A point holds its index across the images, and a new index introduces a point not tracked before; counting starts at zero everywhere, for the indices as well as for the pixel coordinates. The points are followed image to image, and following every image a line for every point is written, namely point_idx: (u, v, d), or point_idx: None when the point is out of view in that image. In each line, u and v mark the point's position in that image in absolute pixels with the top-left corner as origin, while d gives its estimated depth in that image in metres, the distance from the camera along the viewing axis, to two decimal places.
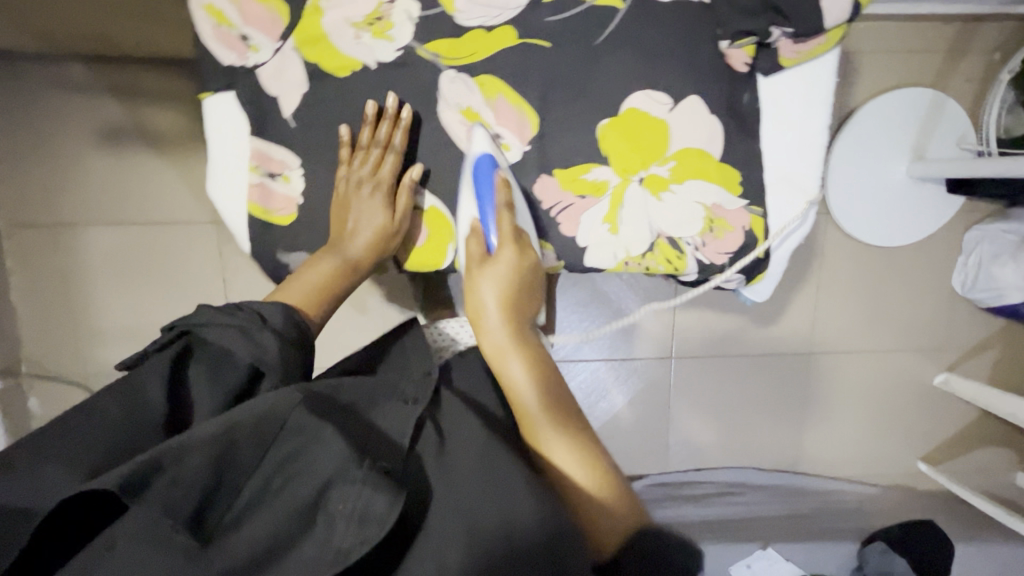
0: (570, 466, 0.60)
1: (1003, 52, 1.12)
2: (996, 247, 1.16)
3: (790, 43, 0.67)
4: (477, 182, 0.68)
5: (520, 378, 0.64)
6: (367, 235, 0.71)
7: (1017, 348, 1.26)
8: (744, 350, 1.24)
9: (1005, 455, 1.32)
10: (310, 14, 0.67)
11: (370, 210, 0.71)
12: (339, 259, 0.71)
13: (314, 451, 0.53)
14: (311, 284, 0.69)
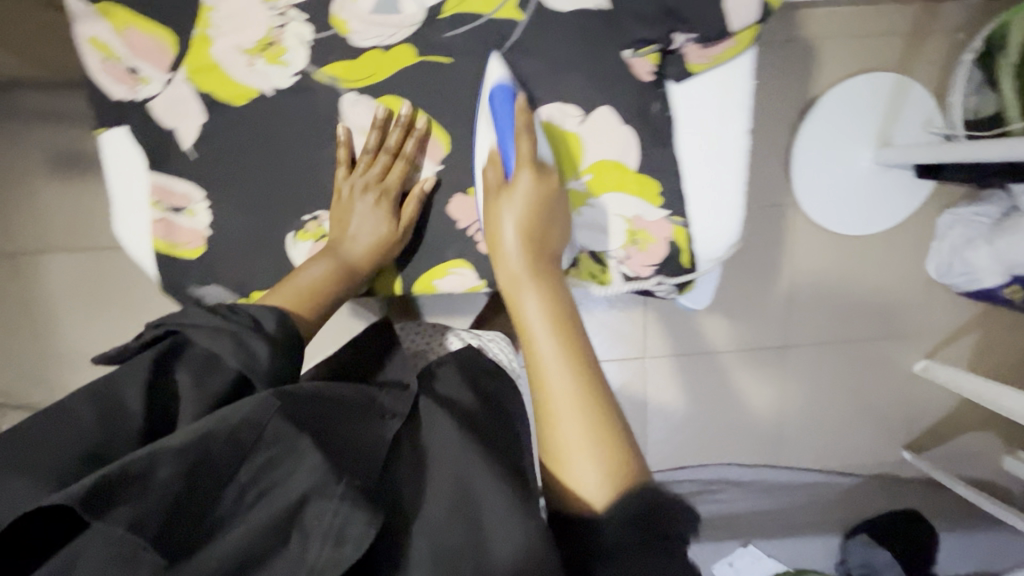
0: (589, 470, 0.54)
1: (968, 31, 1.10)
2: (970, 231, 1.13)
3: (696, 48, 0.66)
4: (494, 113, 0.66)
5: (541, 332, 0.61)
6: (368, 239, 0.71)
7: (996, 333, 1.24)
8: (721, 345, 1.22)
9: (990, 442, 1.29)
10: (200, 44, 0.67)
11: (371, 211, 0.71)
12: (336, 261, 0.69)
13: (294, 466, 0.51)
14: (305, 286, 0.66)
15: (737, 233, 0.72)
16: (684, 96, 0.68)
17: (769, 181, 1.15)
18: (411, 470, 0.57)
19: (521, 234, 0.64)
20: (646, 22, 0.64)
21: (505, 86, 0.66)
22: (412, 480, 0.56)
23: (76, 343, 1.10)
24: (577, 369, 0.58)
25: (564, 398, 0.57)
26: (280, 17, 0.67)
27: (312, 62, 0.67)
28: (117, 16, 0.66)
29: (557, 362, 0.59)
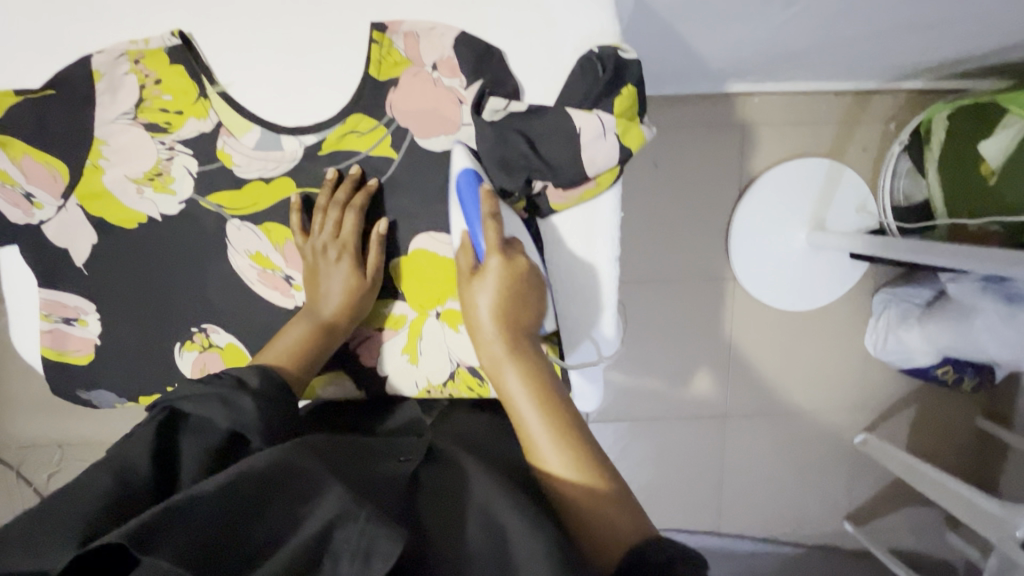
0: (556, 462, 0.52)
1: (898, 120, 1.15)
2: (902, 310, 1.15)
3: (557, 191, 0.63)
4: (461, 199, 0.62)
5: (517, 390, 0.56)
6: (342, 289, 0.65)
7: (934, 408, 1.26)
8: (663, 411, 1.24)
9: (931, 514, 1.30)
10: (90, 171, 0.65)
11: (337, 272, 0.65)
12: (312, 321, 0.65)
13: (325, 495, 0.46)
14: (287, 347, 0.63)
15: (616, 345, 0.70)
16: (549, 232, 0.67)
17: (709, 254, 1.18)
18: (435, 505, 0.52)
19: (496, 321, 0.59)
20: (509, 171, 0.63)
21: (467, 171, 0.62)
22: (436, 514, 0.51)
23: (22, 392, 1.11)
24: (548, 405, 0.54)
25: (536, 420, 0.54)
26: (167, 146, 0.66)
27: (198, 190, 0.67)
28: (10, 145, 0.64)
29: (524, 387, 0.56)
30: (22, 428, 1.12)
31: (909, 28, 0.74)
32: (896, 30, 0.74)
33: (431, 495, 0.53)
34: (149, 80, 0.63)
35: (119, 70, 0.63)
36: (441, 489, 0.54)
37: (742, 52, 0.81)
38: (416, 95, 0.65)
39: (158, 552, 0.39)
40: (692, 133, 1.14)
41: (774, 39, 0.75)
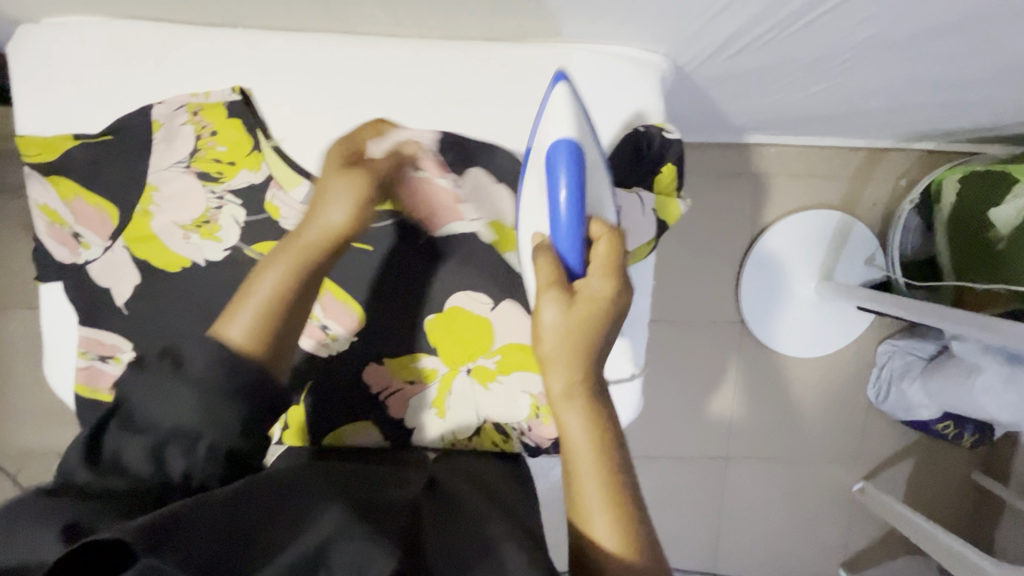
0: (608, 533, 0.41)
1: (909, 178, 1.18)
2: (905, 363, 1.18)
3: None
4: (552, 172, 0.50)
5: (578, 431, 0.45)
6: (346, 208, 0.51)
7: (933, 460, 1.28)
8: (665, 450, 1.24)
9: (924, 565, 1.31)
10: (138, 217, 0.52)
11: (345, 189, 0.52)
12: (286, 253, 0.49)
13: (318, 515, 0.37)
14: (261, 296, 0.47)
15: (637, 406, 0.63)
16: None
17: (718, 297, 1.20)
18: (442, 533, 0.44)
19: (573, 347, 0.46)
20: None
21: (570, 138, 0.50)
22: (440, 535, 0.43)
23: (20, 399, 1.09)
24: (605, 454, 0.44)
25: (595, 478, 0.43)
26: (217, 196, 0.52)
27: None
28: (60, 183, 0.52)
29: (586, 429, 0.45)
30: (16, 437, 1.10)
31: (932, 106, 0.75)
32: (918, 106, 0.76)
33: (435, 521, 0.45)
34: (206, 133, 0.51)
35: (180, 118, 0.51)
36: (442, 518, 0.46)
37: (767, 113, 0.83)
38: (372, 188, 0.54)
39: (166, 553, 0.30)
40: (708, 179, 1.16)
41: (800, 106, 0.77)
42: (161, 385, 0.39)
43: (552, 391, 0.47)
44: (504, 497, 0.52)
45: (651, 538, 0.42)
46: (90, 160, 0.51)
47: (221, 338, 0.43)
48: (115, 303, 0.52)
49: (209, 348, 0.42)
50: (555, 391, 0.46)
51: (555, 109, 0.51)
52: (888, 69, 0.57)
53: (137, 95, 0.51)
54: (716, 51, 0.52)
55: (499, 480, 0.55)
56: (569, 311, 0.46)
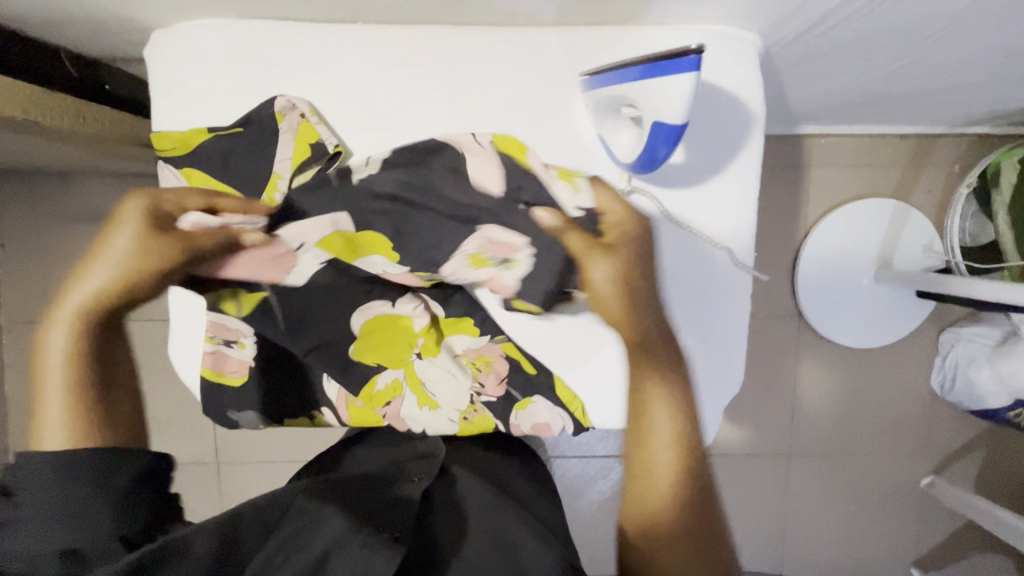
0: (667, 500, 0.48)
1: (963, 164, 1.18)
2: (971, 351, 1.14)
3: (676, 183, 0.54)
4: (652, 133, 0.45)
5: (661, 405, 0.51)
6: (122, 250, 0.50)
7: (1004, 451, 1.24)
8: (727, 447, 1.23)
9: (1001, 563, 1.27)
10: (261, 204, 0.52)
11: (127, 232, 0.50)
12: (65, 312, 0.50)
13: (321, 522, 0.48)
14: (56, 366, 0.49)
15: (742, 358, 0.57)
16: (671, 236, 0.55)
17: (774, 290, 1.20)
18: (452, 528, 0.55)
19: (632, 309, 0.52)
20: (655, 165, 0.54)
21: (681, 125, 0.44)
22: (450, 531, 0.54)
23: None
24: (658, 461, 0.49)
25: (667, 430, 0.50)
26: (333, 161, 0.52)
27: None
28: (192, 174, 0.52)
29: (672, 442, 0.50)
30: None
31: (1000, 82, 0.75)
32: (981, 85, 0.76)
33: (444, 514, 0.56)
34: (329, 142, 0.51)
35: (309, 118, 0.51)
36: (451, 511, 0.56)
37: (831, 99, 0.84)
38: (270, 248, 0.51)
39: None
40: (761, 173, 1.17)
41: (867, 89, 0.78)
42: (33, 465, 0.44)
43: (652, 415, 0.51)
44: (504, 481, 0.61)
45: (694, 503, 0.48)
46: (221, 151, 0.52)
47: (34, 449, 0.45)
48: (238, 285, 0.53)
49: (46, 469, 0.44)
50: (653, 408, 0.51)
51: (675, 94, 0.41)
52: (974, 39, 0.57)
53: None
54: (810, 27, 0.53)
55: (507, 472, 0.63)
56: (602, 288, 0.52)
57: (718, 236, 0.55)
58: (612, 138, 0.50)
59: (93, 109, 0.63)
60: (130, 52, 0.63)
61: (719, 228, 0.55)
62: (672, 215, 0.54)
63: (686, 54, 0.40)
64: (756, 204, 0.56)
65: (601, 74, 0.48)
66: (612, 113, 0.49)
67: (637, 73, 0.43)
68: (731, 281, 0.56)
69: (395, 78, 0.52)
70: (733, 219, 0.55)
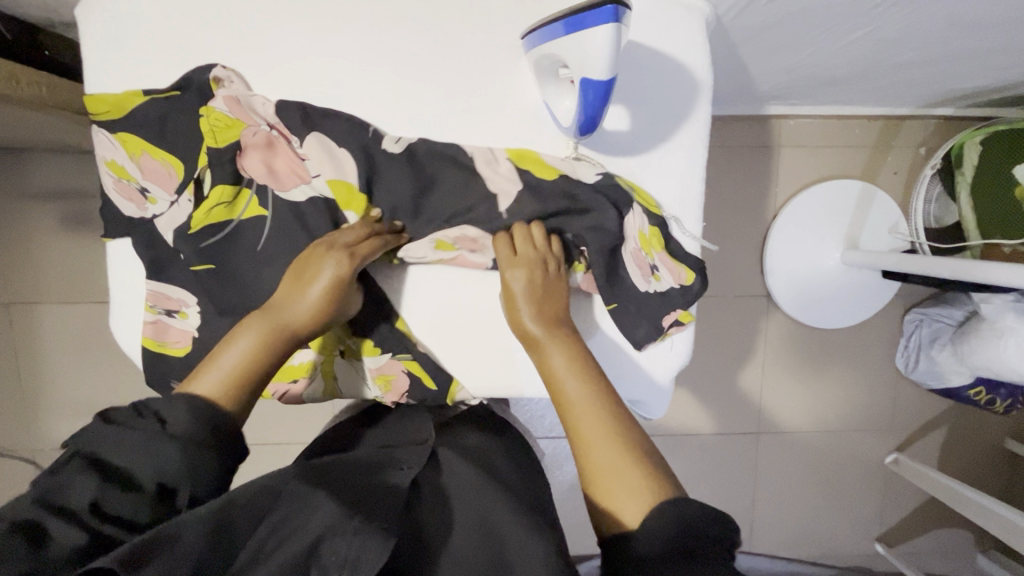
0: (629, 471, 0.43)
1: (929, 146, 1.19)
2: (934, 330, 1.16)
3: (627, 150, 0.54)
4: (583, 92, 0.45)
5: (566, 374, 0.49)
6: (319, 298, 0.51)
7: (966, 428, 1.27)
8: (698, 428, 1.24)
9: (961, 537, 1.30)
10: (197, 175, 0.53)
11: (326, 273, 0.51)
12: (266, 326, 0.50)
13: (309, 513, 0.43)
14: (227, 368, 0.48)
15: (689, 332, 0.58)
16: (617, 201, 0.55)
17: (744, 270, 1.21)
18: (440, 519, 0.49)
19: (530, 300, 0.52)
20: (603, 136, 0.54)
21: (609, 79, 0.43)
22: (437, 518, 0.49)
23: (61, 391, 1.10)
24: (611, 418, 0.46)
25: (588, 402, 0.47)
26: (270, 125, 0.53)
27: None
28: (127, 141, 0.52)
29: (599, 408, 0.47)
30: (56, 429, 1.11)
31: (958, 59, 0.76)
32: (940, 60, 0.77)
33: (433, 495, 0.51)
34: (263, 122, 0.53)
35: (246, 98, 0.52)
36: (440, 502, 0.51)
37: (795, 75, 0.84)
38: (302, 173, 0.54)
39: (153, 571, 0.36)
40: (730, 153, 1.18)
41: (829, 64, 0.78)
42: (137, 444, 0.41)
43: (564, 388, 0.48)
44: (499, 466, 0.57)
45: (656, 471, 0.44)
46: (158, 116, 0.52)
47: (197, 396, 0.45)
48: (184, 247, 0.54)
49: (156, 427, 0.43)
50: (563, 380, 0.48)
51: (597, 49, 0.41)
52: (923, 9, 0.57)
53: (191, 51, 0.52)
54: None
55: (496, 453, 0.59)
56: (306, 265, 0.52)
57: (664, 203, 0.55)
58: (555, 103, 0.50)
59: (31, 75, 0.61)
60: (71, 18, 0.61)
61: (667, 197, 0.56)
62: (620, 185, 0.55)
63: (604, 4, 0.40)
64: (706, 173, 0.56)
65: (537, 35, 0.47)
66: (552, 76, 0.49)
67: (564, 28, 0.42)
68: (678, 250, 0.56)
69: (339, 45, 0.52)
70: (680, 187, 0.55)
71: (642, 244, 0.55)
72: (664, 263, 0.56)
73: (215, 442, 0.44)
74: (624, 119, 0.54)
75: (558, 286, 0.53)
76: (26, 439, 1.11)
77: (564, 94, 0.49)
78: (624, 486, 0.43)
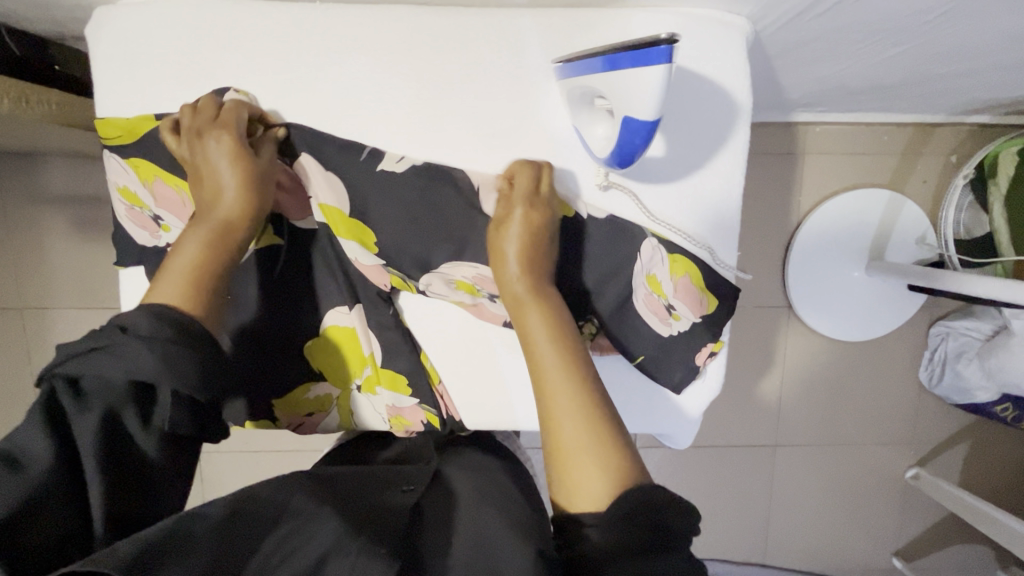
0: (594, 468, 0.42)
1: (960, 154, 1.15)
2: (960, 344, 1.13)
3: (660, 175, 0.52)
4: (625, 132, 0.42)
5: (544, 345, 0.47)
6: (232, 177, 0.48)
7: (989, 443, 1.24)
8: (712, 439, 1.22)
9: (980, 552, 1.28)
10: None
11: (219, 144, 0.47)
12: (206, 226, 0.47)
13: (317, 527, 0.42)
14: (179, 268, 0.45)
15: (720, 362, 0.56)
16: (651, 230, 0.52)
17: (763, 280, 1.18)
18: (442, 532, 0.48)
19: (513, 263, 0.49)
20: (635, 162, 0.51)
21: (653, 122, 0.41)
22: (438, 534, 0.47)
23: None
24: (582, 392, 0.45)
25: (560, 379, 0.46)
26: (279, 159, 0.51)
27: None
28: (140, 167, 0.51)
29: (568, 385, 0.45)
30: None
31: (1001, 69, 0.72)
32: (983, 71, 0.73)
33: (436, 513, 0.50)
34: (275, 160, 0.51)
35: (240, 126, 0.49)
36: (441, 517, 0.49)
37: (826, 84, 0.80)
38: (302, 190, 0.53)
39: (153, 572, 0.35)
40: (752, 160, 1.14)
41: (866, 74, 0.74)
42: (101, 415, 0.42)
43: (537, 353, 0.47)
44: (501, 485, 0.55)
45: (622, 455, 0.43)
46: (170, 141, 0.50)
47: (159, 303, 0.43)
48: None
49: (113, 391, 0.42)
50: (538, 350, 0.47)
51: (643, 90, 0.38)
52: (978, 25, 0.54)
53: (203, 72, 0.49)
54: (798, 17, 0.51)
55: (499, 476, 0.57)
56: (195, 152, 0.48)
57: (698, 232, 0.53)
58: (588, 131, 0.47)
59: (39, 91, 0.59)
60: (80, 30, 0.59)
61: (701, 226, 0.53)
62: (652, 213, 0.52)
63: (654, 44, 0.37)
64: (742, 199, 0.53)
65: (574, 63, 0.44)
66: (587, 105, 0.46)
67: (610, 64, 0.39)
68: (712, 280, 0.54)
69: (357, 68, 0.50)
70: (715, 215, 0.53)
71: (652, 288, 0.53)
72: (685, 299, 0.53)
73: (184, 338, 0.42)
74: (658, 144, 0.51)
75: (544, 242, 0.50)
76: None
77: (600, 125, 0.46)
78: (584, 474, 0.42)
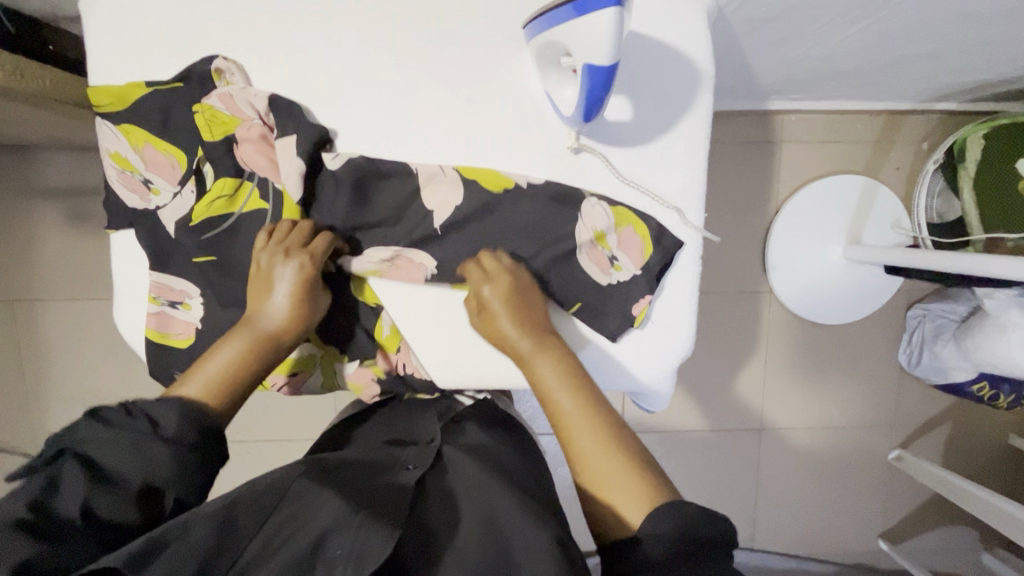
0: (625, 488, 0.46)
1: (931, 141, 1.19)
2: (938, 326, 1.17)
3: (630, 139, 0.55)
4: (587, 77, 0.45)
5: (551, 383, 0.52)
6: (289, 300, 0.53)
7: (970, 424, 1.27)
8: (699, 423, 1.24)
9: (964, 533, 1.30)
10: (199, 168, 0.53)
11: (285, 272, 0.53)
12: (249, 335, 0.53)
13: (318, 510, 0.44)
14: (213, 372, 0.51)
15: (693, 319, 0.59)
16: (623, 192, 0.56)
17: (746, 266, 1.21)
18: (445, 512, 0.49)
19: (511, 322, 0.55)
20: (606, 127, 0.54)
21: (612, 66, 0.43)
22: (441, 515, 0.49)
23: (63, 387, 1.11)
24: (597, 426, 0.50)
25: (577, 417, 0.50)
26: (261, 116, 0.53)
27: None
28: (131, 133, 0.53)
29: (583, 420, 0.50)
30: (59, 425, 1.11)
31: (961, 51, 0.76)
32: (944, 53, 0.77)
33: (436, 492, 0.51)
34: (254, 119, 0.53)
35: (236, 91, 0.52)
36: (443, 496, 0.51)
37: (797, 68, 0.83)
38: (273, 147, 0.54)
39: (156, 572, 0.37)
40: (730, 149, 1.18)
41: (834, 56, 0.77)
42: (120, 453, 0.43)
43: (556, 400, 0.52)
44: (503, 456, 0.56)
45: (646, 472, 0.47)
46: (160, 106, 0.52)
47: (185, 396, 0.48)
48: (187, 238, 0.55)
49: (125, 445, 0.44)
50: (550, 386, 0.52)
51: (601, 33, 0.41)
52: (925, 2, 0.57)
53: (192, 42, 0.52)
54: None
55: (502, 447, 0.58)
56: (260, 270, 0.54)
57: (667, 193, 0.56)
58: (557, 92, 0.50)
59: (35, 68, 0.61)
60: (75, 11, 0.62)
61: (669, 188, 0.56)
62: (622, 174, 0.55)
63: None
64: (707, 163, 0.56)
65: (535, 23, 0.47)
66: (554, 65, 0.49)
67: (566, 14, 0.42)
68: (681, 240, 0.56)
69: (340, 38, 0.52)
70: (682, 179, 0.56)
71: (598, 241, 0.56)
72: (625, 249, 0.57)
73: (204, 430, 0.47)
74: (628, 110, 0.54)
75: (534, 299, 0.56)
76: (30, 435, 1.11)
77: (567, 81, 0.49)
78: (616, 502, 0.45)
